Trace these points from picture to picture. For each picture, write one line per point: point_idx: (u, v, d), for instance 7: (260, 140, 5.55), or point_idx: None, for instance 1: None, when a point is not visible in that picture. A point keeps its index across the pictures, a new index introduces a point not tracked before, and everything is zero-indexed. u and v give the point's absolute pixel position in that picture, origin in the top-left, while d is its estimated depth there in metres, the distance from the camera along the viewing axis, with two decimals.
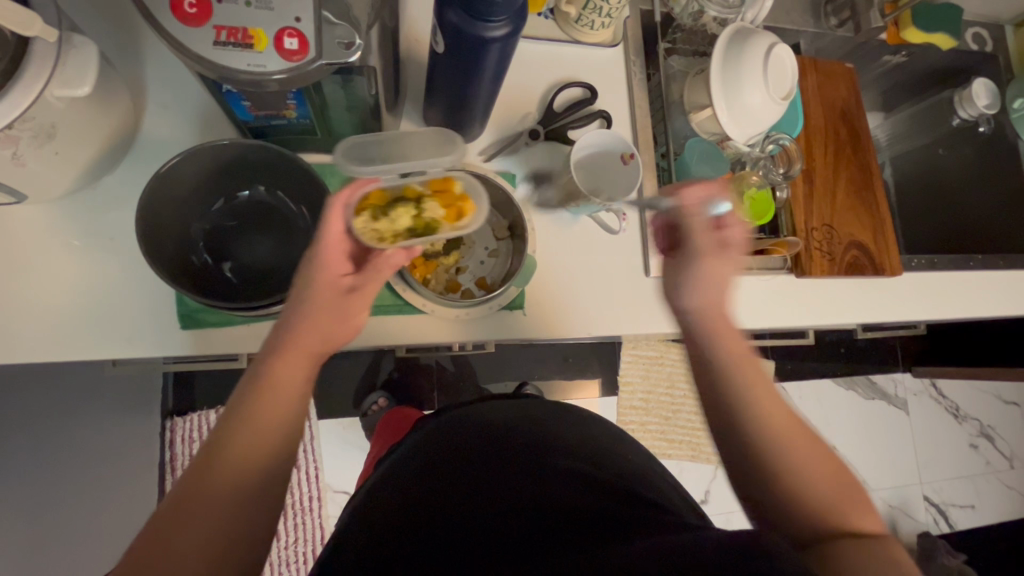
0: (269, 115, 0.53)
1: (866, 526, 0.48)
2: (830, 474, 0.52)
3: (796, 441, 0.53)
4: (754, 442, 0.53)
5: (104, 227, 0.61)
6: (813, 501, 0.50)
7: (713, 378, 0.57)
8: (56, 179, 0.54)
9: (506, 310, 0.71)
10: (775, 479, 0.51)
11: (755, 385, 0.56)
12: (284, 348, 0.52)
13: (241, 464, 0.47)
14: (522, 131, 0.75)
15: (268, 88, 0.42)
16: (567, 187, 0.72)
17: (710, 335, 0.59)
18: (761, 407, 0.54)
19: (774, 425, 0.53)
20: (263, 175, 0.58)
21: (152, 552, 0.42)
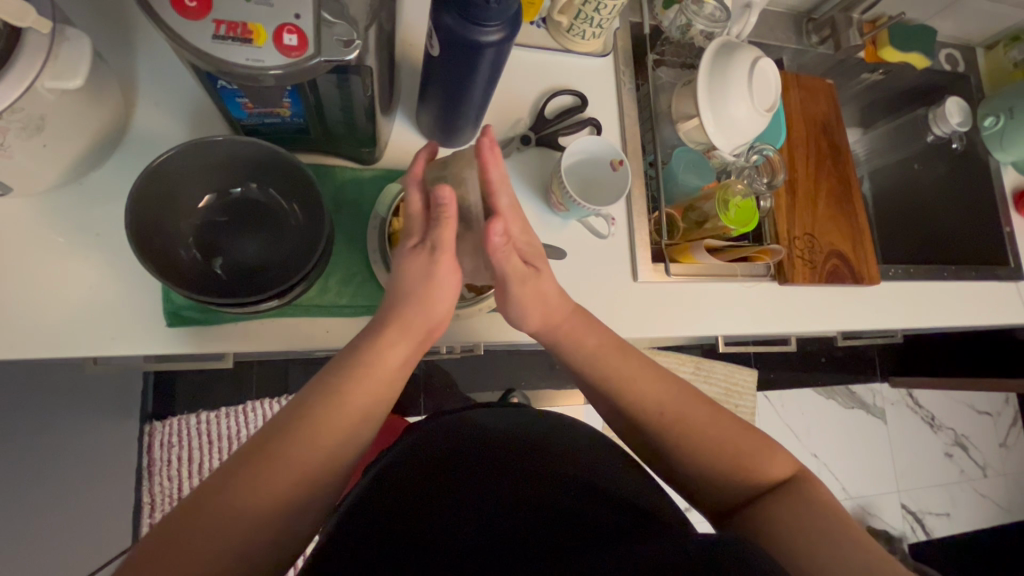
0: (263, 113, 0.54)
1: (776, 473, 0.58)
2: (732, 442, 0.59)
3: (697, 439, 0.59)
4: (667, 449, 0.60)
5: (90, 223, 0.60)
6: (739, 464, 0.58)
7: (613, 395, 0.62)
8: (42, 173, 0.54)
9: (495, 312, 0.72)
10: (693, 465, 0.59)
11: (648, 406, 0.61)
12: (386, 329, 0.58)
13: (315, 448, 0.51)
14: (514, 136, 0.77)
15: (265, 84, 0.42)
16: (556, 191, 0.72)
17: (566, 343, 0.64)
18: (659, 427, 0.60)
19: (682, 438, 0.59)
20: (257, 171, 0.58)
21: (210, 504, 0.46)
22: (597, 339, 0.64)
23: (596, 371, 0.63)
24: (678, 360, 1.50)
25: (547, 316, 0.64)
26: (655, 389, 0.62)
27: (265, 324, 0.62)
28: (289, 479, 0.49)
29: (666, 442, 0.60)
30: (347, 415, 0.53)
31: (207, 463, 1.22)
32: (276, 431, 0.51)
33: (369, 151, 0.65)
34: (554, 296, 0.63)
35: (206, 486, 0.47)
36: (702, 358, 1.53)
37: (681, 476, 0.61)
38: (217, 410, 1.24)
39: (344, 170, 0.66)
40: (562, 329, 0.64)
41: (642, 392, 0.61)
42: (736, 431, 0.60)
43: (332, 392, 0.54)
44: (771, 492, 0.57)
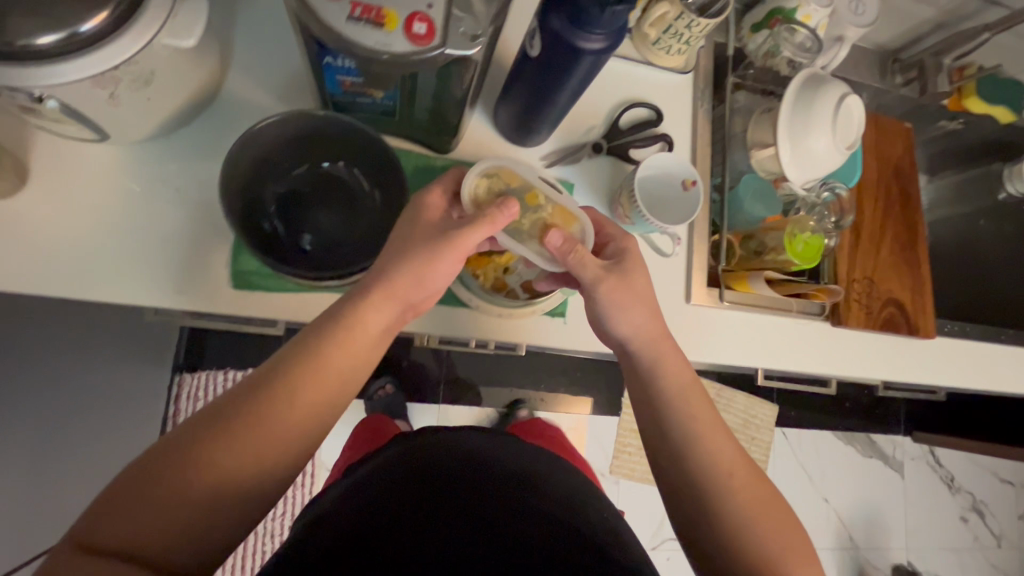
0: (357, 92, 0.54)
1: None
2: (779, 537, 0.58)
3: (751, 521, 0.58)
4: (713, 519, 0.58)
5: (170, 176, 0.61)
6: (773, 561, 0.57)
7: (684, 447, 0.61)
8: (139, 125, 0.55)
9: (546, 315, 0.71)
10: (732, 547, 0.57)
11: (717, 459, 0.60)
12: (371, 293, 0.54)
13: (290, 414, 0.51)
14: (586, 143, 0.76)
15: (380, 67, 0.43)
16: (625, 203, 0.72)
17: (654, 367, 0.63)
18: (726, 488, 0.59)
19: (735, 523, 0.58)
20: (347, 150, 0.59)
21: (167, 464, 0.46)
22: (688, 376, 0.64)
23: (682, 413, 0.62)
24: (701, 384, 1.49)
25: (641, 332, 0.63)
26: (724, 448, 0.61)
27: (323, 298, 0.63)
28: (255, 443, 0.49)
29: (722, 513, 0.58)
30: (325, 377, 0.52)
31: None
32: (244, 394, 0.50)
33: (450, 142, 0.65)
34: (647, 305, 0.63)
35: (170, 443, 0.48)
36: (725, 386, 1.51)
37: (708, 554, 0.58)
38: (244, 370, 1.26)
39: (421, 156, 0.67)
40: (659, 347, 0.63)
41: (718, 446, 0.61)
42: (787, 523, 0.60)
43: (309, 355, 0.52)
44: None
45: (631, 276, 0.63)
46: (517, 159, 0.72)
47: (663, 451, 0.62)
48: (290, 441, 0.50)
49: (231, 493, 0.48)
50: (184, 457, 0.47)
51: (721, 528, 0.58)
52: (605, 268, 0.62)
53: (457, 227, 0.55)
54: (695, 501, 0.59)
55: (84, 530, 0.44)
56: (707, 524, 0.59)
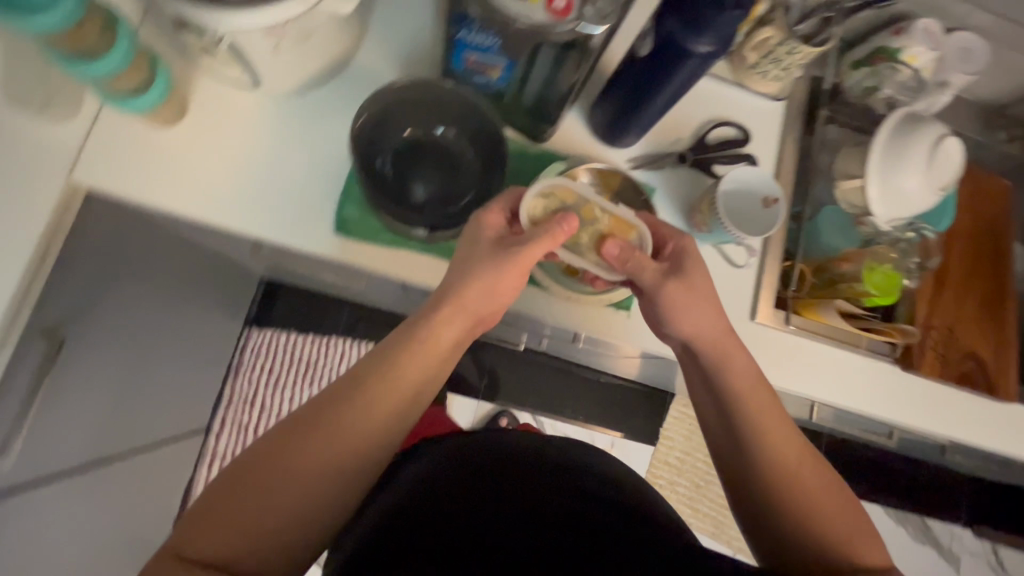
0: (477, 69, 0.61)
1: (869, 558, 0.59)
2: (838, 520, 0.59)
3: (811, 513, 0.60)
4: (767, 495, 0.61)
5: (297, 130, 0.69)
6: (832, 538, 0.59)
7: (743, 431, 0.63)
8: (284, 78, 0.63)
9: (610, 308, 0.74)
10: (794, 523, 0.60)
11: (773, 450, 0.62)
12: (444, 312, 0.60)
13: (361, 420, 0.56)
14: (671, 152, 0.78)
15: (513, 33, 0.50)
16: (704, 211, 0.73)
17: (714, 360, 0.64)
18: (782, 479, 0.61)
19: (787, 507, 0.60)
20: (465, 120, 0.65)
21: (253, 476, 0.51)
22: (752, 369, 0.65)
23: (739, 402, 0.63)
24: None
25: (702, 328, 0.64)
26: (781, 437, 0.63)
27: (408, 255, 0.68)
28: (333, 451, 0.54)
29: (774, 496, 0.61)
30: (395, 389, 0.58)
31: (284, 378, 1.36)
32: (316, 408, 0.56)
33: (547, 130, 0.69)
34: (712, 306, 0.64)
35: (252, 457, 0.53)
36: None
37: (766, 527, 0.62)
38: (304, 334, 1.37)
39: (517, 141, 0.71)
40: (720, 345, 0.64)
41: (774, 442, 0.62)
42: (844, 506, 0.61)
43: (382, 371, 0.58)
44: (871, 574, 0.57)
45: (693, 272, 0.64)
46: (604, 158, 0.76)
47: (725, 436, 0.65)
48: (363, 448, 0.55)
49: (312, 497, 0.52)
50: (269, 470, 0.52)
51: (775, 509, 0.61)
52: (666, 269, 0.64)
53: (518, 246, 0.59)
54: (754, 483, 0.62)
55: (183, 544, 0.48)
56: (762, 503, 0.62)
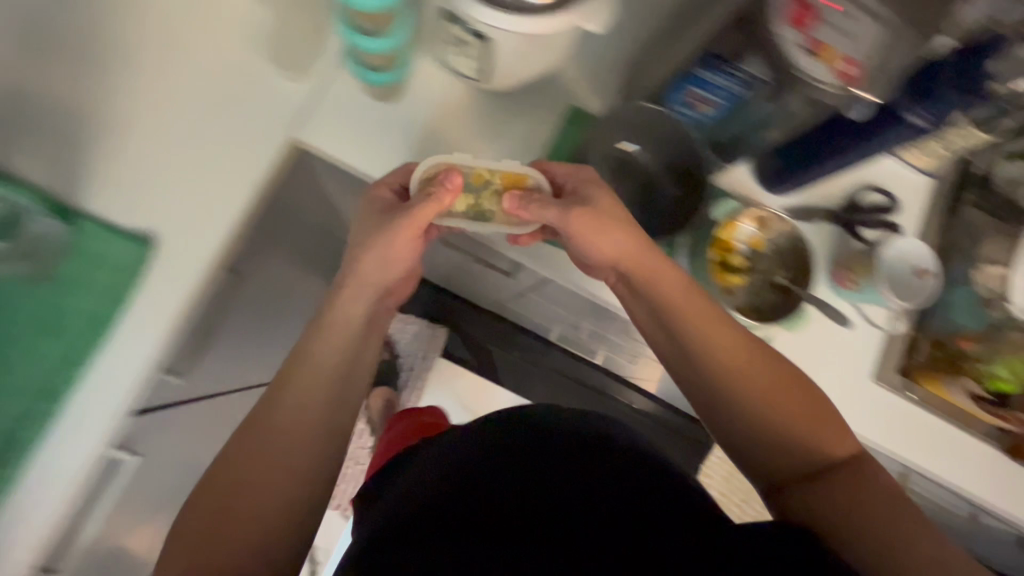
0: (688, 104, 0.65)
1: (837, 450, 0.58)
2: (803, 421, 0.59)
3: (742, 383, 0.60)
4: (742, 422, 0.60)
5: (489, 123, 0.73)
6: (790, 445, 0.58)
7: (693, 352, 0.62)
8: (503, 78, 0.67)
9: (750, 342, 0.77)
10: (766, 441, 0.59)
11: (728, 373, 0.60)
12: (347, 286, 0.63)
13: (294, 410, 0.57)
14: (823, 208, 0.82)
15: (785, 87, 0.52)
16: (856, 270, 0.77)
17: (668, 300, 0.62)
18: (742, 390, 0.60)
19: (725, 382, 0.60)
20: (666, 147, 0.69)
21: (216, 500, 0.53)
22: (687, 287, 0.62)
23: (676, 308, 0.62)
24: None
25: (617, 250, 0.62)
26: (728, 342, 0.60)
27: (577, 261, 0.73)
28: (275, 441, 0.56)
29: (750, 413, 0.60)
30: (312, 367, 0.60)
31: None
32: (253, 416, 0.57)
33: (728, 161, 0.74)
34: (619, 225, 0.62)
35: (207, 480, 0.54)
36: None
37: (768, 471, 0.59)
38: None
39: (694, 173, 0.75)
40: (658, 273, 0.62)
41: (719, 343, 0.60)
42: (812, 414, 0.59)
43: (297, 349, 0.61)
44: (839, 469, 0.56)
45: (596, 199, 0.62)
46: (764, 203, 0.79)
47: (693, 375, 0.63)
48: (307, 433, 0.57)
49: (286, 492, 0.54)
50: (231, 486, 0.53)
51: (765, 439, 0.59)
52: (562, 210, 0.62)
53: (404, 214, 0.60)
54: (728, 414, 0.61)
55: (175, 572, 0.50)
56: (743, 427, 0.60)
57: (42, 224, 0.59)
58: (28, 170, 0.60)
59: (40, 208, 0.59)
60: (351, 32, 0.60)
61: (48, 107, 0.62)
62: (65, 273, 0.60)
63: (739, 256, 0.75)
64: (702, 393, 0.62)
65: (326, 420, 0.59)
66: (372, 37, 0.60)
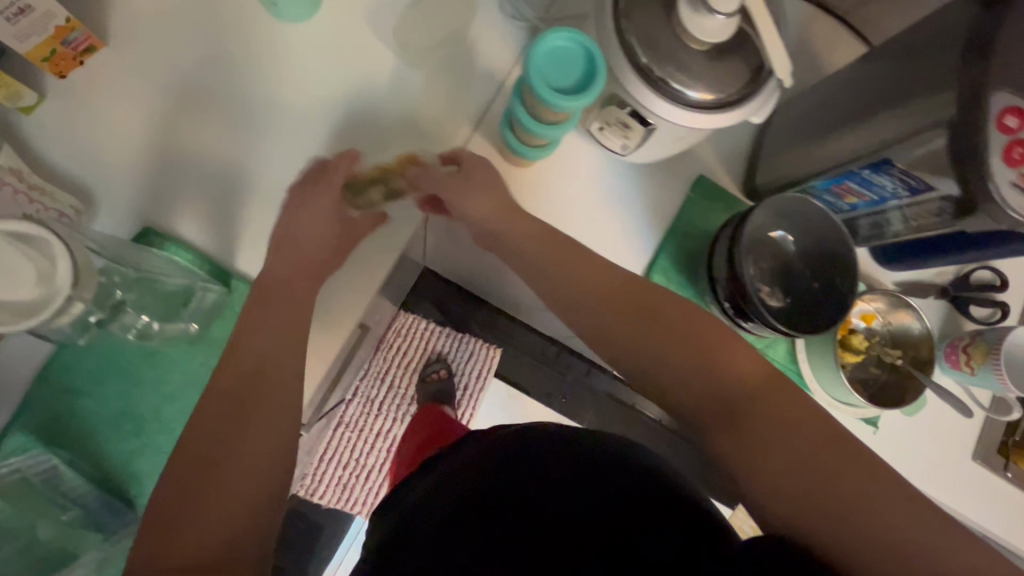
0: (835, 194, 0.67)
1: (734, 372, 0.51)
2: (708, 358, 0.52)
3: (654, 341, 0.54)
4: (642, 370, 0.54)
5: (620, 194, 0.74)
6: (709, 388, 0.52)
7: (633, 341, 0.55)
8: (647, 155, 0.68)
9: (862, 421, 0.77)
10: (684, 386, 0.52)
11: (654, 333, 0.55)
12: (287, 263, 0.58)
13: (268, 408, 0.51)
14: (933, 286, 0.83)
15: (986, 221, 0.49)
16: (973, 353, 0.76)
17: (596, 278, 0.58)
18: (638, 342, 0.55)
19: (670, 365, 0.53)
20: (811, 234, 0.66)
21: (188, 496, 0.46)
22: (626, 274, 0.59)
23: (576, 273, 0.59)
24: None
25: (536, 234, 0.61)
26: (678, 315, 0.55)
27: None
28: (261, 446, 0.49)
29: (656, 366, 0.54)
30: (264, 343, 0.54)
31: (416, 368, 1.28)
32: (212, 404, 0.50)
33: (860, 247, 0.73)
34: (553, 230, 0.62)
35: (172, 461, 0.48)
36: None
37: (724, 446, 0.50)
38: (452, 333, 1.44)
39: None
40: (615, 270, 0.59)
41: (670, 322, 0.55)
42: (713, 333, 0.54)
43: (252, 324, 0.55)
44: (760, 406, 0.49)
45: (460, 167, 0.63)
46: (879, 281, 0.80)
47: (611, 345, 0.57)
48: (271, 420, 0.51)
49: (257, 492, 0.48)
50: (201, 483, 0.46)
51: (674, 389, 0.53)
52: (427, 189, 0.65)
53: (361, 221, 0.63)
54: (669, 389, 0.53)
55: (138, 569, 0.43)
56: (665, 385, 0.53)
57: (206, 291, 0.61)
58: (190, 233, 0.62)
59: (203, 272, 0.62)
60: (522, 110, 0.61)
61: (208, 170, 0.63)
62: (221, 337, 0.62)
63: (857, 335, 0.77)
64: (659, 385, 0.54)
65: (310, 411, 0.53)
66: (553, 124, 0.61)
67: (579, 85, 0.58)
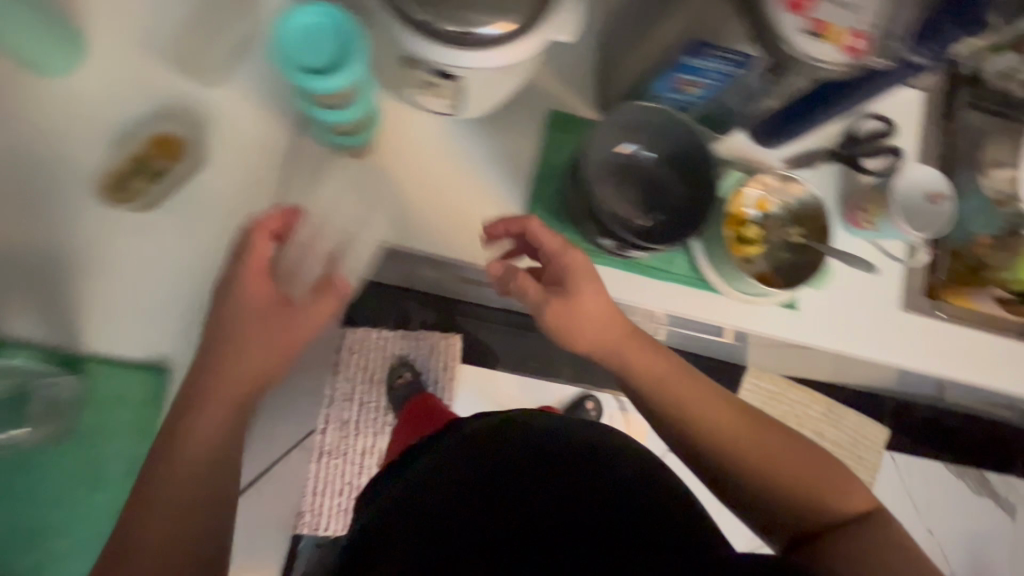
0: (678, 91, 0.63)
1: (849, 508, 0.63)
2: (831, 491, 0.63)
3: (728, 444, 0.65)
4: (726, 466, 0.65)
5: (473, 149, 0.70)
6: (832, 502, 0.63)
7: (714, 445, 0.65)
8: (480, 105, 0.64)
9: (779, 307, 0.76)
10: (789, 501, 0.63)
11: (712, 428, 0.65)
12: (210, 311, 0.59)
13: (215, 426, 0.57)
14: (823, 150, 0.79)
15: (796, 71, 0.53)
16: (871, 208, 0.75)
17: (644, 381, 0.67)
18: (712, 428, 0.65)
19: (773, 474, 0.64)
20: (662, 140, 0.64)
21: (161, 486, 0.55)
22: (659, 363, 0.68)
23: (625, 369, 0.68)
24: (819, 398, 1.53)
25: (598, 336, 0.65)
26: (715, 404, 0.67)
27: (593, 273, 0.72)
28: (204, 442, 0.57)
29: (747, 476, 0.64)
30: (223, 380, 0.58)
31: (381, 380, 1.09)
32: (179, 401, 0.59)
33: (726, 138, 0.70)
34: (615, 319, 0.65)
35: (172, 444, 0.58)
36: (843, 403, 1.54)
37: (777, 526, 0.64)
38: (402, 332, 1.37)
39: None
40: (625, 345, 0.67)
41: (711, 410, 0.66)
42: (802, 464, 0.65)
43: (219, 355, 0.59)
44: (849, 524, 0.62)
45: (570, 288, 0.63)
46: (765, 162, 0.77)
47: (675, 423, 0.66)
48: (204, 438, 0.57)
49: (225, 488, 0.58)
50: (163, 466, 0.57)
51: (757, 483, 0.64)
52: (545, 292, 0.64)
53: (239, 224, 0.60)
54: (765, 490, 0.64)
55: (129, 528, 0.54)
56: (758, 481, 0.64)
57: (56, 381, 0.64)
58: (26, 329, 0.62)
59: (52, 365, 0.63)
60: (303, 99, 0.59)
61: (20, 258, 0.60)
62: (86, 425, 0.66)
63: (753, 226, 0.73)
64: (727, 479, 0.65)
65: (221, 435, 0.58)
66: (333, 110, 0.58)
67: (336, 56, 0.56)
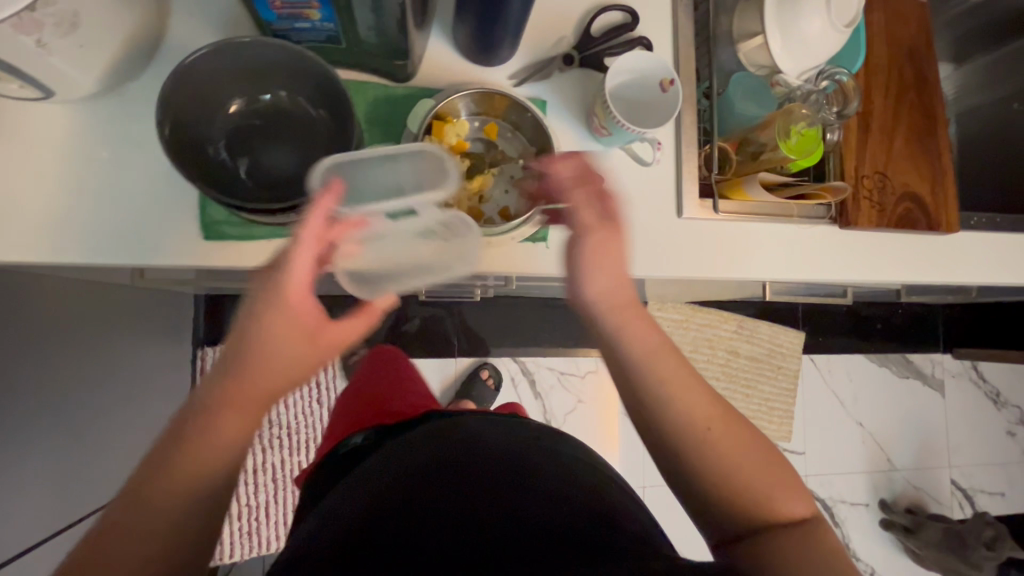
0: (292, 15, 0.56)
1: (790, 509, 0.50)
2: (766, 476, 0.52)
3: (691, 428, 0.52)
4: (680, 459, 0.53)
5: (122, 134, 0.60)
6: (767, 491, 0.51)
7: (662, 419, 0.53)
8: (83, 80, 0.54)
9: (527, 243, 0.68)
10: (720, 491, 0.51)
11: (682, 405, 0.53)
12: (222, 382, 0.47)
13: (186, 473, 0.45)
14: (555, 56, 0.69)
15: None
16: (599, 113, 0.67)
17: (624, 344, 0.55)
18: (698, 436, 0.52)
19: (715, 472, 0.51)
20: (291, 81, 0.59)
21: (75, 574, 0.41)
22: (659, 336, 0.56)
23: (653, 368, 0.54)
24: (720, 317, 1.47)
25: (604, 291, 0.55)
26: (705, 402, 0.53)
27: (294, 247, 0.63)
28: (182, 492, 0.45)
29: (682, 454, 0.52)
30: (211, 449, 0.46)
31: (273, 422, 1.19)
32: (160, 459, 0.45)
33: (402, 68, 0.63)
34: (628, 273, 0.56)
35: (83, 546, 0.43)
36: (746, 317, 1.48)
37: (708, 517, 0.52)
38: None
39: (378, 86, 0.65)
40: (614, 310, 0.55)
41: (692, 400, 0.53)
42: (759, 457, 0.53)
43: (228, 385, 0.47)
44: (793, 528, 0.49)
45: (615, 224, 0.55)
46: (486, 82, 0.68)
47: (654, 421, 0.54)
48: (202, 487, 0.45)
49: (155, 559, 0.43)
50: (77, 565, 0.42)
51: (694, 471, 0.52)
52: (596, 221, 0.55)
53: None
54: (687, 474, 0.53)
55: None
56: (694, 465, 0.52)
57: None
58: None
59: None
60: None
61: None
62: None
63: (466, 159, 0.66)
64: (674, 471, 0.53)
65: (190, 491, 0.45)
66: None
67: None
